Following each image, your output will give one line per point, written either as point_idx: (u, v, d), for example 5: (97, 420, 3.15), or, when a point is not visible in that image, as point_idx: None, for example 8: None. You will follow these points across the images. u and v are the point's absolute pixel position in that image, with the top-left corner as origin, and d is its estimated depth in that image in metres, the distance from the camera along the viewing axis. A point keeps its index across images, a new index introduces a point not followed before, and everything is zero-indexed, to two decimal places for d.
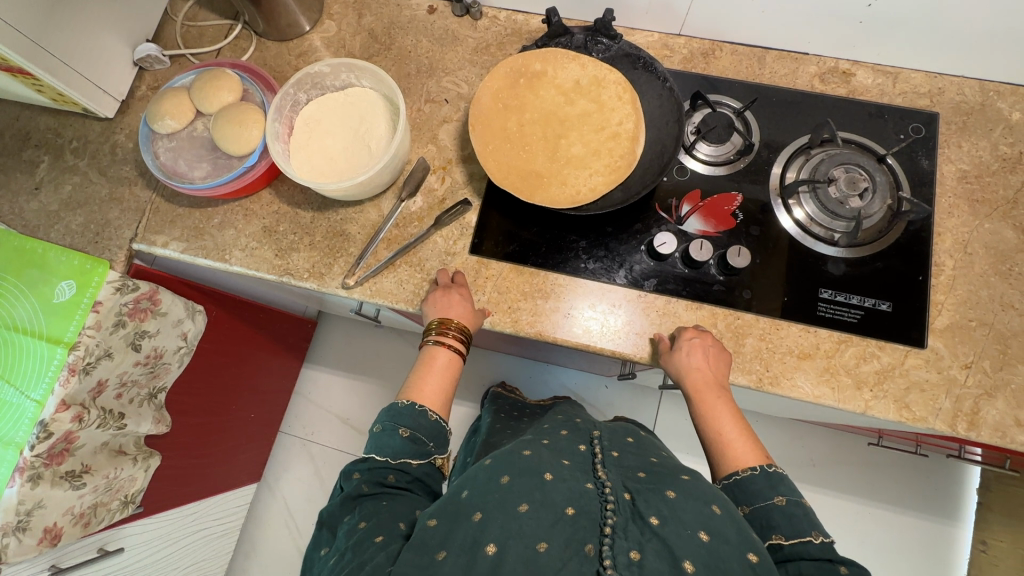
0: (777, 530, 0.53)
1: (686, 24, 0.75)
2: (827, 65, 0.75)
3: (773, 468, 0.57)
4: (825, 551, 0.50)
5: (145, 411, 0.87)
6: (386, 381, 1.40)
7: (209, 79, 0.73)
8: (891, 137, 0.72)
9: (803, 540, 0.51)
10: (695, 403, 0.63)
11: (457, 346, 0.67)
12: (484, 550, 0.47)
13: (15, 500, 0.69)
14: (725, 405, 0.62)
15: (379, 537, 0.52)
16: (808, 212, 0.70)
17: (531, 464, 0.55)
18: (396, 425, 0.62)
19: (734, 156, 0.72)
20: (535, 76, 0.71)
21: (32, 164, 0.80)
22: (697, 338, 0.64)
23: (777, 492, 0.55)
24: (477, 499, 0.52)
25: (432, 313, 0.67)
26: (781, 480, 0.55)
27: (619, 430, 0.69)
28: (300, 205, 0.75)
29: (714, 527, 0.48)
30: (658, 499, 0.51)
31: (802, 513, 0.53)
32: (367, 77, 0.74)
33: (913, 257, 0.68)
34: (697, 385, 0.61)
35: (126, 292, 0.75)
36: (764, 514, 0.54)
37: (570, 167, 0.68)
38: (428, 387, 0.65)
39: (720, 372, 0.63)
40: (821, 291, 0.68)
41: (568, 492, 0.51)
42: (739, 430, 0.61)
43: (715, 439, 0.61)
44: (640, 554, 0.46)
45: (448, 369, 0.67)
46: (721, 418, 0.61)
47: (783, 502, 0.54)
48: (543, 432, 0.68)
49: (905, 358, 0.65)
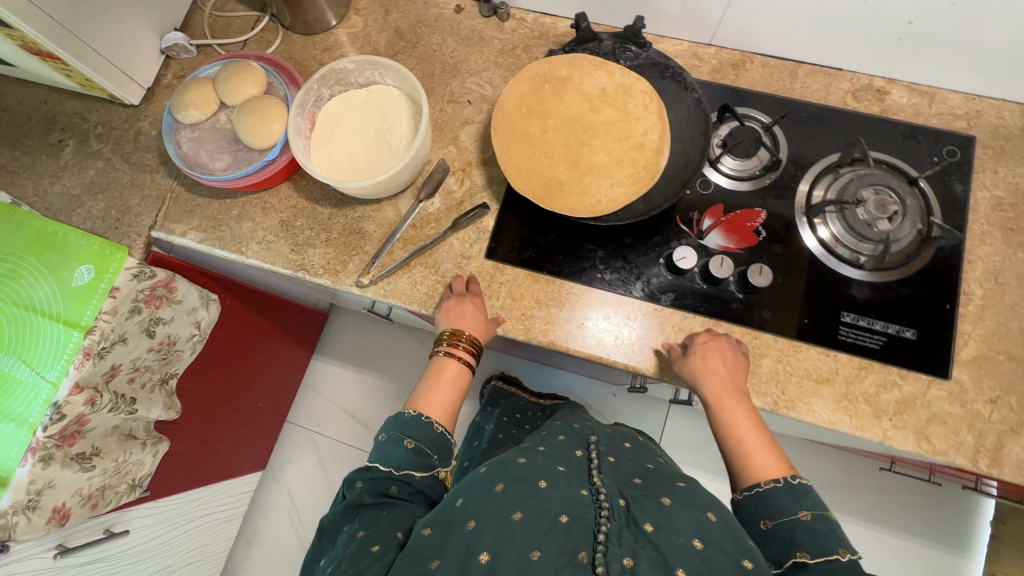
0: (802, 548, 0.51)
1: (717, 33, 0.74)
2: (861, 82, 0.73)
3: (797, 480, 0.55)
4: (853, 570, 0.49)
5: (155, 396, 0.88)
6: (397, 377, 1.40)
7: (233, 71, 0.72)
8: (924, 159, 0.69)
9: (830, 559, 0.50)
10: (713, 410, 0.61)
11: (467, 359, 0.67)
12: (478, 559, 0.47)
13: (25, 479, 0.70)
14: (745, 412, 0.60)
15: (377, 547, 0.53)
16: (833, 231, 0.68)
17: (525, 472, 0.54)
18: (402, 436, 0.61)
19: (760, 171, 0.70)
20: (561, 81, 0.69)
21: (58, 147, 0.81)
22: (712, 342, 0.63)
23: (802, 507, 0.53)
24: (473, 507, 0.52)
25: (444, 323, 0.66)
26: (806, 494, 0.53)
27: (618, 437, 0.70)
28: (318, 200, 0.75)
29: (708, 535, 0.48)
30: (653, 506, 0.51)
31: (828, 529, 0.52)
32: (391, 75, 0.73)
33: (942, 284, 0.65)
34: (714, 390, 0.60)
35: (143, 279, 0.76)
36: (787, 529, 0.53)
37: (592, 176, 0.66)
38: (435, 399, 0.64)
39: (738, 377, 0.62)
40: (843, 315, 0.66)
41: (563, 500, 0.51)
42: (760, 437, 0.58)
43: (736, 449, 0.59)
44: (633, 561, 0.45)
45: (457, 381, 0.66)
46: (740, 426, 0.59)
47: (808, 517, 0.52)
48: (540, 439, 0.68)
49: (928, 389, 0.63)
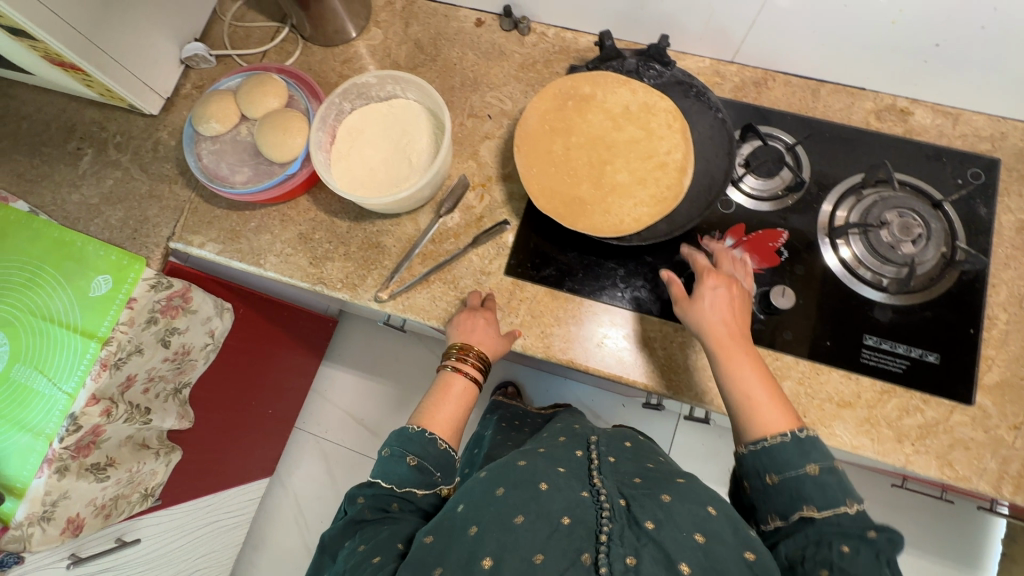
0: (809, 502, 0.50)
1: (739, 51, 0.74)
2: (884, 102, 0.73)
3: (805, 433, 0.52)
4: (859, 521, 0.48)
5: (169, 406, 0.88)
6: (406, 384, 1.39)
7: (254, 83, 0.72)
8: (948, 182, 0.69)
9: (837, 512, 0.49)
10: (720, 362, 0.58)
11: (474, 375, 0.66)
12: (481, 565, 0.47)
13: (41, 490, 0.70)
14: (752, 363, 0.57)
15: (377, 558, 0.53)
16: (855, 251, 0.67)
17: (526, 474, 0.54)
18: (404, 452, 0.60)
19: (783, 191, 0.70)
20: (584, 98, 0.69)
21: (77, 156, 0.81)
22: (722, 288, 0.60)
23: (809, 461, 0.51)
24: (473, 513, 0.51)
25: (454, 337, 0.67)
26: (813, 446, 0.51)
27: (618, 436, 0.71)
28: (337, 214, 0.75)
29: (709, 528, 0.48)
30: (653, 504, 0.51)
31: (835, 480, 0.50)
32: (412, 89, 0.73)
33: (966, 308, 0.65)
34: (719, 340, 0.58)
35: (161, 289, 0.76)
36: (794, 484, 0.51)
37: (615, 195, 0.66)
38: (439, 414, 0.64)
39: (743, 326, 0.60)
40: (866, 337, 0.65)
41: (564, 502, 0.51)
42: (769, 392, 0.55)
43: (743, 401, 0.55)
44: (636, 560, 0.45)
45: (463, 398, 0.65)
46: (747, 378, 0.56)
47: (816, 471, 0.51)
48: (542, 441, 0.69)
49: (951, 414, 0.62)
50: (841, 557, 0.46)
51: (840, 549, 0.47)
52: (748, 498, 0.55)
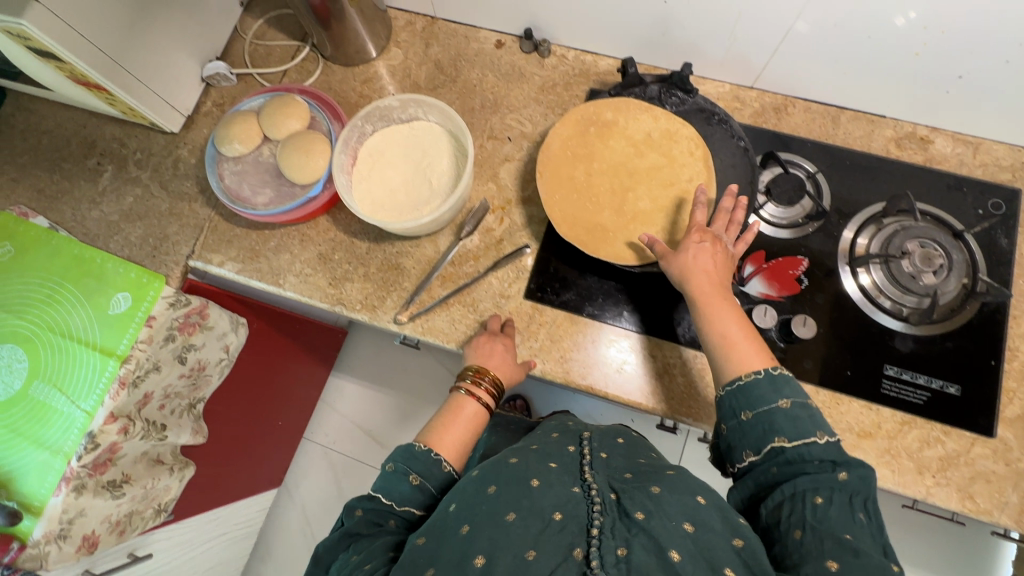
0: (780, 433, 0.51)
1: (760, 77, 0.74)
2: (904, 130, 0.73)
3: (778, 371, 0.54)
4: (829, 451, 0.50)
5: (184, 421, 0.88)
6: (415, 396, 1.39)
7: (278, 105, 0.73)
8: (969, 212, 0.69)
9: (808, 442, 0.50)
10: (701, 311, 0.59)
11: (486, 400, 0.67)
12: (473, 563, 0.46)
13: (59, 509, 0.70)
14: (730, 308, 0.59)
15: (369, 565, 0.52)
16: (875, 279, 0.67)
17: (517, 471, 0.53)
18: (408, 470, 0.60)
19: (802, 219, 0.70)
20: (606, 124, 0.69)
21: (97, 173, 0.82)
22: (707, 243, 0.61)
23: (782, 397, 0.53)
24: (465, 512, 0.51)
25: (471, 359, 0.67)
26: (786, 382, 0.53)
27: (610, 433, 0.67)
28: (357, 234, 0.75)
29: (699, 518, 0.48)
30: (643, 495, 0.50)
31: (806, 415, 0.52)
32: (434, 113, 0.73)
33: (987, 340, 0.65)
34: (700, 286, 0.59)
35: (179, 306, 0.77)
36: (766, 418, 0.52)
37: (636, 224, 0.66)
38: (448, 436, 0.63)
39: (725, 277, 0.61)
40: (886, 368, 0.65)
41: (556, 498, 0.50)
42: (745, 332, 0.57)
43: (720, 343, 0.57)
44: (627, 551, 0.45)
45: (472, 422, 0.65)
46: (726, 321, 0.58)
47: (787, 404, 0.52)
48: (534, 437, 0.66)
49: (972, 446, 0.62)
50: (813, 510, 0.47)
51: (814, 502, 0.48)
52: (724, 441, 0.56)
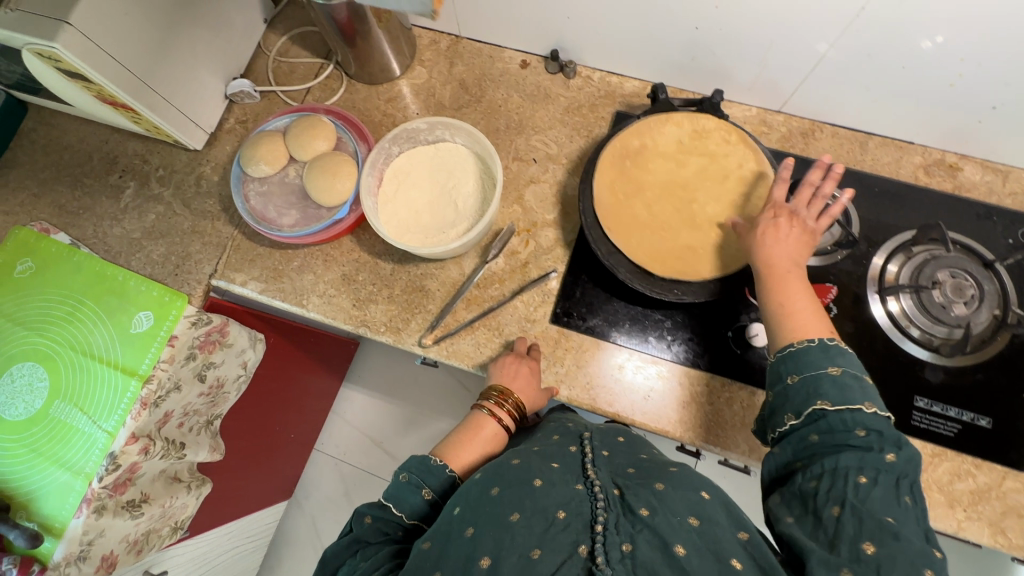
0: (824, 397, 0.51)
1: (788, 102, 0.74)
2: (933, 156, 0.73)
3: (832, 342, 0.54)
4: (874, 421, 0.49)
5: (202, 438, 0.87)
6: (426, 408, 1.39)
7: (305, 126, 0.72)
8: (999, 242, 0.69)
9: (854, 409, 0.50)
10: (768, 288, 0.59)
11: (506, 421, 0.66)
12: (478, 565, 0.45)
13: (80, 530, 0.69)
14: (796, 281, 0.59)
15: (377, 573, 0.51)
16: (903, 306, 0.67)
17: (520, 471, 0.52)
18: (422, 483, 0.58)
19: (832, 247, 0.69)
20: (637, 153, 0.71)
21: (118, 189, 0.81)
22: (780, 218, 0.62)
23: (834, 363, 0.52)
24: (469, 514, 0.50)
25: (495, 380, 0.66)
26: (839, 352, 0.53)
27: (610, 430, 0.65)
28: (381, 255, 0.74)
29: (703, 512, 0.48)
30: (647, 491, 0.50)
31: (856, 385, 0.51)
32: (461, 135, 0.73)
33: (1017, 372, 0.64)
34: (768, 264, 0.60)
35: (200, 326, 0.76)
36: (813, 383, 0.52)
37: (717, 231, 0.68)
38: (465, 456, 0.62)
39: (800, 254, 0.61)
40: (917, 399, 0.65)
41: (559, 496, 0.49)
42: (808, 302, 0.58)
43: (779, 311, 0.58)
44: (631, 547, 0.45)
45: (490, 443, 0.65)
46: (795, 294, 0.58)
47: (837, 372, 0.52)
48: (531, 440, 0.63)
49: (1003, 480, 0.62)
50: (857, 489, 0.45)
51: (856, 481, 0.46)
52: (769, 407, 0.55)
